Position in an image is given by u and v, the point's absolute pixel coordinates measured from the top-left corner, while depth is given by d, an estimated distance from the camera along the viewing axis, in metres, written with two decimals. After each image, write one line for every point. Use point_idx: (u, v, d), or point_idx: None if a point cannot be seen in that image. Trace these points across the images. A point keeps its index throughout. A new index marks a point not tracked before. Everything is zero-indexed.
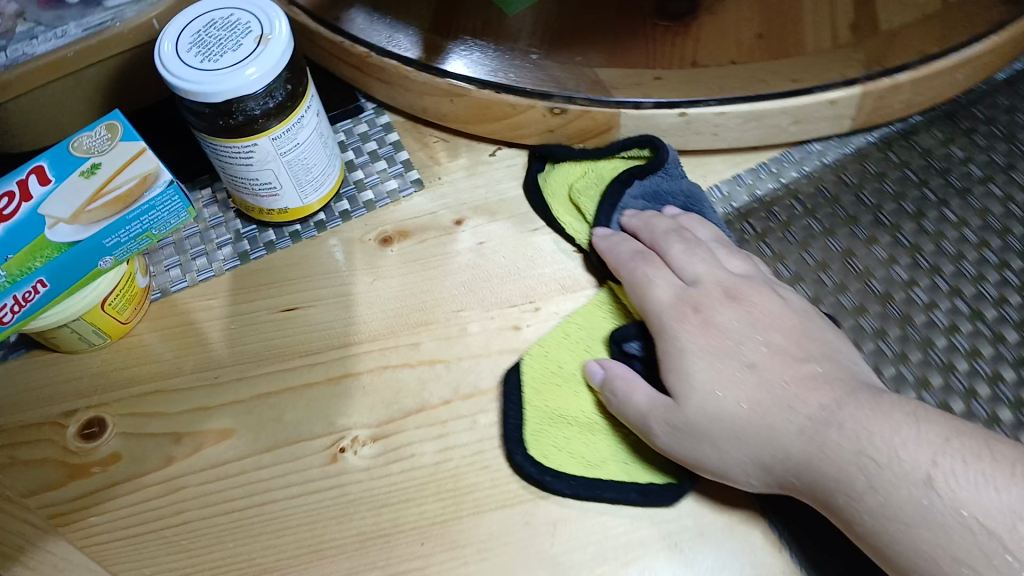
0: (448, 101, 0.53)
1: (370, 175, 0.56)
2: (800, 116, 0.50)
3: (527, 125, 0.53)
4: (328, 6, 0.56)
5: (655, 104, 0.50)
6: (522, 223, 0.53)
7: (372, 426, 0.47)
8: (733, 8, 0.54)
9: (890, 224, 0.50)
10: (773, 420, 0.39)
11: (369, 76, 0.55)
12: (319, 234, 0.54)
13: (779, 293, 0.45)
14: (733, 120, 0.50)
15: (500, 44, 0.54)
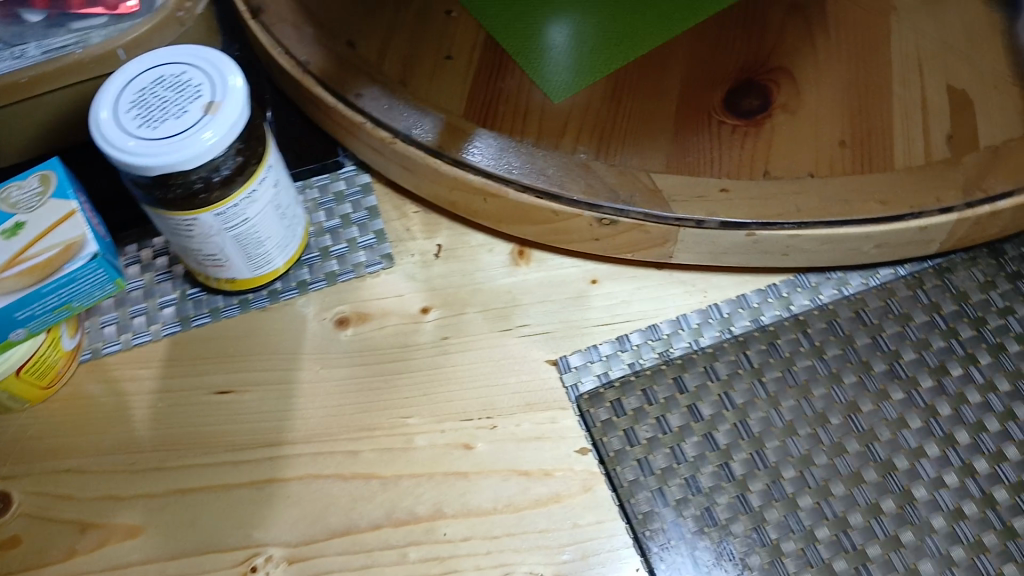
0: (481, 200, 0.47)
1: (338, 243, 0.51)
2: (883, 241, 0.45)
3: (572, 233, 0.47)
4: (341, 75, 0.49)
5: (722, 223, 0.45)
6: (495, 320, 0.49)
7: (291, 545, 0.42)
8: (812, 111, 0.48)
9: (907, 377, 0.46)
10: None
11: (389, 159, 0.49)
12: (272, 305, 0.50)
13: None
14: (806, 243, 0.45)
15: (540, 142, 0.48)
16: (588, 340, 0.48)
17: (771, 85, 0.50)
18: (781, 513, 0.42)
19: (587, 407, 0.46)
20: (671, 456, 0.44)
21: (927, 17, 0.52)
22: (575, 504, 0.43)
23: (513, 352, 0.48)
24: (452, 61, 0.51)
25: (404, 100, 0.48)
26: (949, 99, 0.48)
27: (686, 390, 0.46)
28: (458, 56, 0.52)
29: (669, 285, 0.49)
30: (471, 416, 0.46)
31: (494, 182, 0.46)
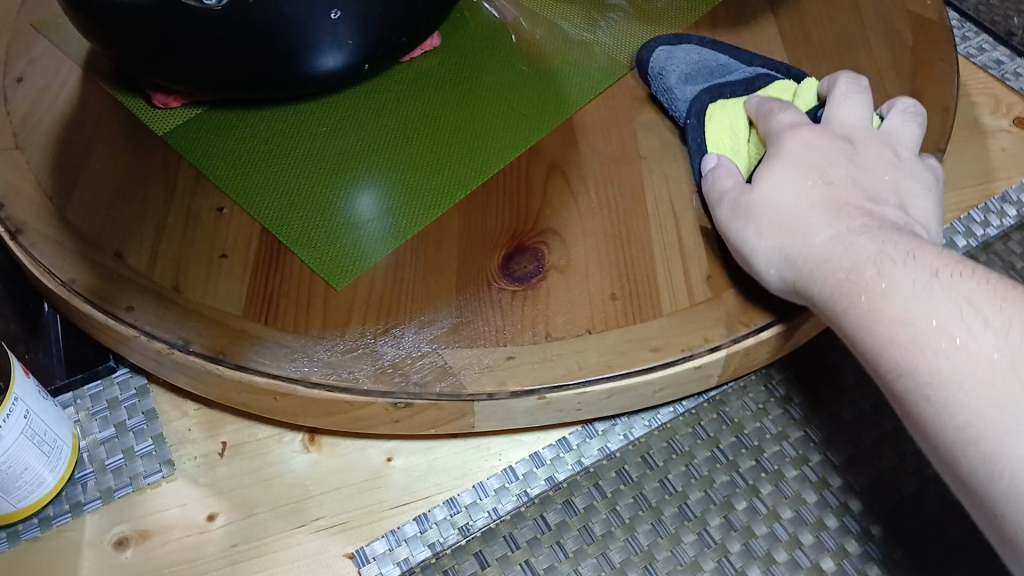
0: (273, 399, 0.46)
1: (114, 453, 0.49)
2: (662, 384, 0.48)
3: (369, 419, 0.47)
4: (109, 290, 0.48)
5: (511, 393, 0.46)
6: (288, 516, 0.47)
7: None
8: (580, 265, 0.50)
9: (696, 516, 0.46)
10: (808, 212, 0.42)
11: (172, 368, 0.47)
12: (43, 532, 0.47)
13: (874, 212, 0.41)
14: (595, 396, 0.47)
15: (325, 332, 0.47)
16: (390, 523, 0.47)
17: (542, 247, 0.51)
18: None
19: None
20: None
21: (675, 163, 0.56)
22: None
23: (308, 550, 0.46)
24: (227, 259, 0.50)
25: (178, 312, 0.47)
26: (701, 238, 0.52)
27: (489, 565, 0.45)
28: (232, 252, 0.50)
29: (466, 453, 0.49)
30: None
31: (285, 383, 0.45)
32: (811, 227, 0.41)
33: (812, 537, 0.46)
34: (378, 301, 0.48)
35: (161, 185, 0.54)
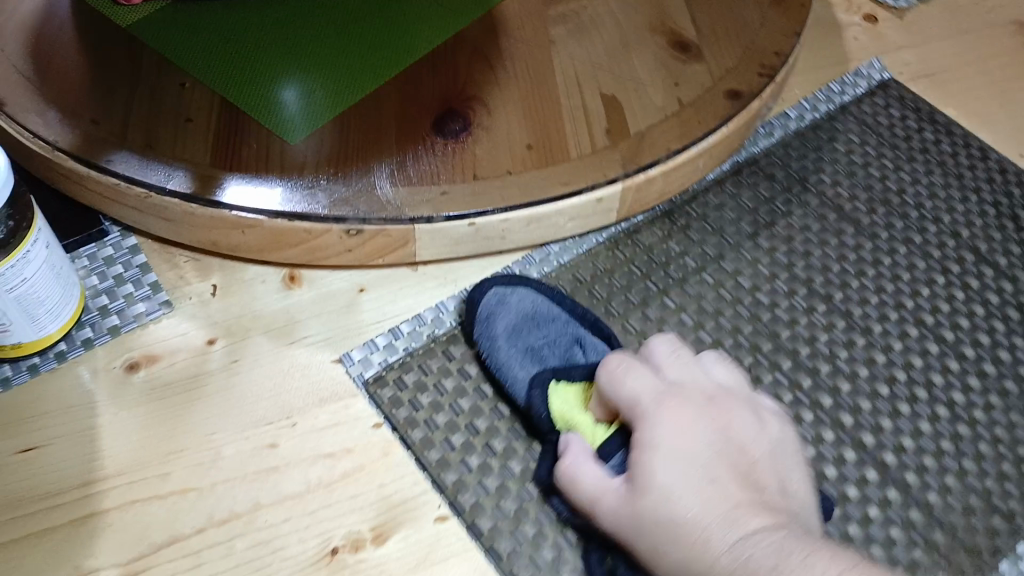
0: (240, 233, 0.54)
1: (115, 299, 0.55)
2: (574, 214, 0.56)
3: (325, 249, 0.55)
4: (92, 147, 0.55)
5: (447, 217, 0.54)
6: (280, 335, 0.55)
7: (121, 565, 0.45)
8: (502, 123, 0.59)
9: (619, 315, 0.57)
10: (696, 517, 0.39)
11: (148, 214, 0.55)
12: (60, 365, 0.52)
13: (754, 414, 0.45)
14: (517, 224, 0.55)
15: (287, 175, 0.55)
16: (362, 338, 0.55)
17: (468, 111, 0.60)
18: (546, 436, 0.51)
19: (374, 389, 0.52)
20: (452, 413, 0.52)
21: (576, 45, 0.65)
22: (373, 472, 0.49)
23: (301, 359, 0.54)
24: (192, 122, 0.57)
25: (153, 161, 0.54)
26: (602, 103, 0.61)
27: (455, 358, 0.54)
28: (196, 117, 0.58)
29: (425, 281, 0.58)
30: (272, 420, 0.51)
31: (249, 215, 0.53)
32: (696, 481, 0.41)
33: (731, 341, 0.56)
34: (329, 153, 0.57)
35: (126, 67, 0.61)
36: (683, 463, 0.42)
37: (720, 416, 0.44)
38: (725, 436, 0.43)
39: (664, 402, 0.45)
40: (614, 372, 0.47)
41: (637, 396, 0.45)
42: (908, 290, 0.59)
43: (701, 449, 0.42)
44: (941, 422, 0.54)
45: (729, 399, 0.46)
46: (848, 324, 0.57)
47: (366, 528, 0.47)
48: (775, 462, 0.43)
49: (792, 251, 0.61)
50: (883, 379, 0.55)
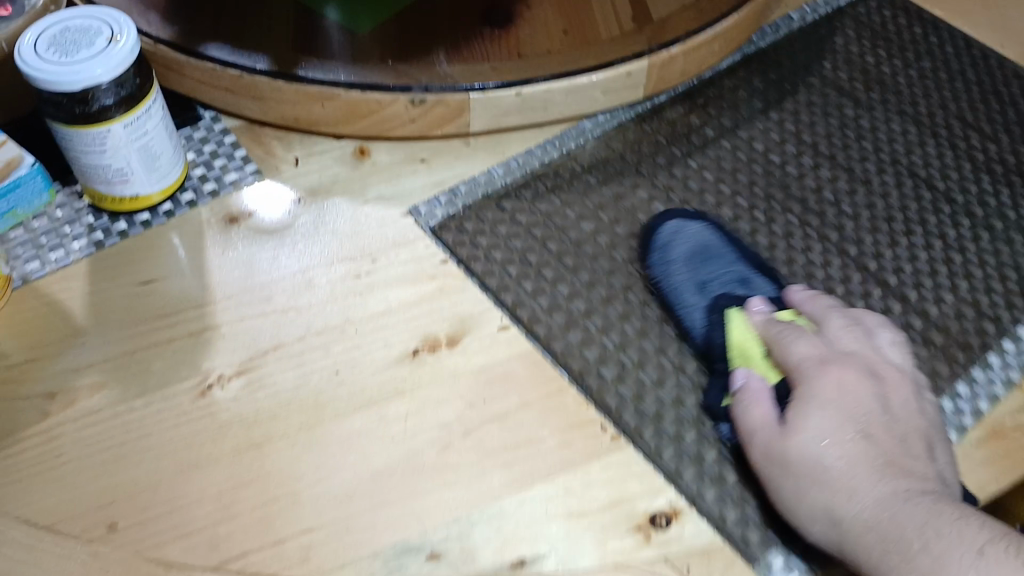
0: (320, 106, 0.63)
1: (211, 169, 0.64)
2: (607, 87, 0.65)
3: (392, 119, 0.63)
4: (192, 40, 0.64)
5: (496, 87, 0.63)
6: (355, 197, 0.63)
7: (235, 364, 0.54)
8: (539, 18, 0.70)
9: (648, 174, 0.65)
10: (854, 475, 0.45)
11: (240, 95, 0.63)
12: (169, 221, 0.61)
13: (881, 372, 0.50)
14: (557, 95, 0.64)
15: (359, 60, 0.65)
16: (425, 194, 0.63)
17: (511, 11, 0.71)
18: (588, 267, 0.59)
19: (441, 233, 0.61)
20: (507, 250, 0.60)
21: None
22: (441, 295, 0.58)
23: (371, 215, 0.62)
24: (277, 23, 0.68)
25: (248, 50, 0.64)
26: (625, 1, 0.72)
27: (507, 210, 0.62)
28: (281, 19, 0.68)
29: (475, 153, 0.66)
30: (354, 257, 0.60)
31: (329, 89, 0.62)
32: (840, 497, 0.44)
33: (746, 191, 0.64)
34: (394, 45, 0.67)
35: None
36: (845, 397, 0.48)
37: (902, 391, 0.50)
38: (893, 418, 0.48)
39: (833, 363, 0.50)
40: (822, 325, 0.53)
41: (804, 353, 0.51)
42: (902, 150, 0.67)
43: (873, 411, 0.48)
44: (935, 250, 0.60)
45: (899, 374, 0.50)
46: (849, 176, 0.65)
47: (442, 334, 0.56)
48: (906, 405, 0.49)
49: (800, 122, 0.69)
50: (882, 219, 0.62)
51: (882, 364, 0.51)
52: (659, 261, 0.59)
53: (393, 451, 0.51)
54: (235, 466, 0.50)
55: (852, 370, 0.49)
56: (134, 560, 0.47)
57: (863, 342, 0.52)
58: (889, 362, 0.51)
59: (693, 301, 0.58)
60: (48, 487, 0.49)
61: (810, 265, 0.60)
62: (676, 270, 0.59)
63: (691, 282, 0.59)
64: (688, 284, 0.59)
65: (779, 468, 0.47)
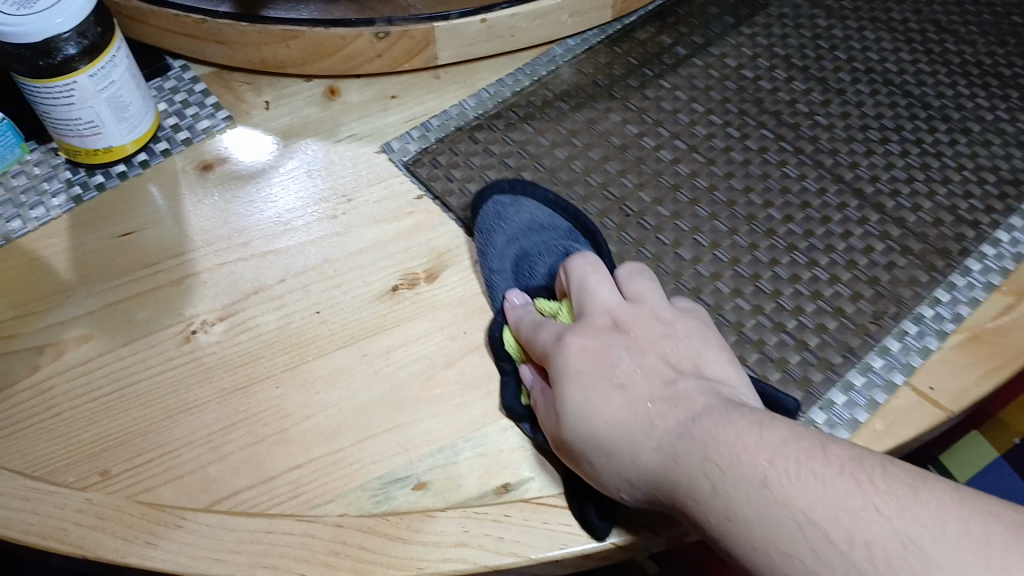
0: (285, 46, 0.62)
1: (183, 118, 0.64)
2: (573, 9, 0.65)
3: (359, 55, 0.63)
4: None
5: (460, 15, 0.63)
6: (327, 137, 0.63)
7: (219, 309, 0.55)
8: None
9: (621, 97, 0.64)
10: (635, 432, 0.42)
11: (205, 41, 0.63)
12: (144, 171, 0.61)
13: (674, 326, 0.48)
14: (524, 20, 0.64)
15: None
16: (400, 130, 0.63)
17: None
18: (562, 192, 0.59)
19: (414, 168, 0.61)
20: (482, 182, 0.60)
21: None
22: (418, 231, 0.58)
23: (346, 154, 0.62)
24: None
25: None
26: None
27: (480, 141, 0.62)
28: None
29: (448, 86, 0.66)
30: (328, 199, 0.60)
31: (293, 27, 0.61)
32: (638, 439, 0.42)
33: (720, 108, 0.64)
34: None
35: None
36: (622, 361, 0.45)
37: (659, 330, 0.47)
38: (651, 349, 0.46)
39: (573, 331, 0.47)
40: (602, 308, 0.48)
41: (572, 339, 0.47)
42: (875, 59, 0.67)
43: (643, 363, 0.45)
44: (910, 157, 0.61)
45: (678, 330, 0.47)
46: (824, 88, 0.65)
47: (420, 269, 0.57)
48: (683, 322, 0.48)
49: (772, 37, 0.69)
50: (857, 129, 0.63)
51: (645, 308, 0.48)
52: (489, 215, 0.57)
53: (376, 385, 0.52)
54: (223, 406, 0.51)
55: (629, 326, 0.47)
56: (126, 504, 0.47)
57: (642, 305, 0.49)
58: (662, 327, 0.47)
59: (507, 276, 0.55)
60: (43, 437, 0.50)
61: (786, 179, 0.60)
62: (501, 230, 0.56)
63: (510, 242, 0.56)
64: (504, 251, 0.55)
65: (589, 457, 0.44)
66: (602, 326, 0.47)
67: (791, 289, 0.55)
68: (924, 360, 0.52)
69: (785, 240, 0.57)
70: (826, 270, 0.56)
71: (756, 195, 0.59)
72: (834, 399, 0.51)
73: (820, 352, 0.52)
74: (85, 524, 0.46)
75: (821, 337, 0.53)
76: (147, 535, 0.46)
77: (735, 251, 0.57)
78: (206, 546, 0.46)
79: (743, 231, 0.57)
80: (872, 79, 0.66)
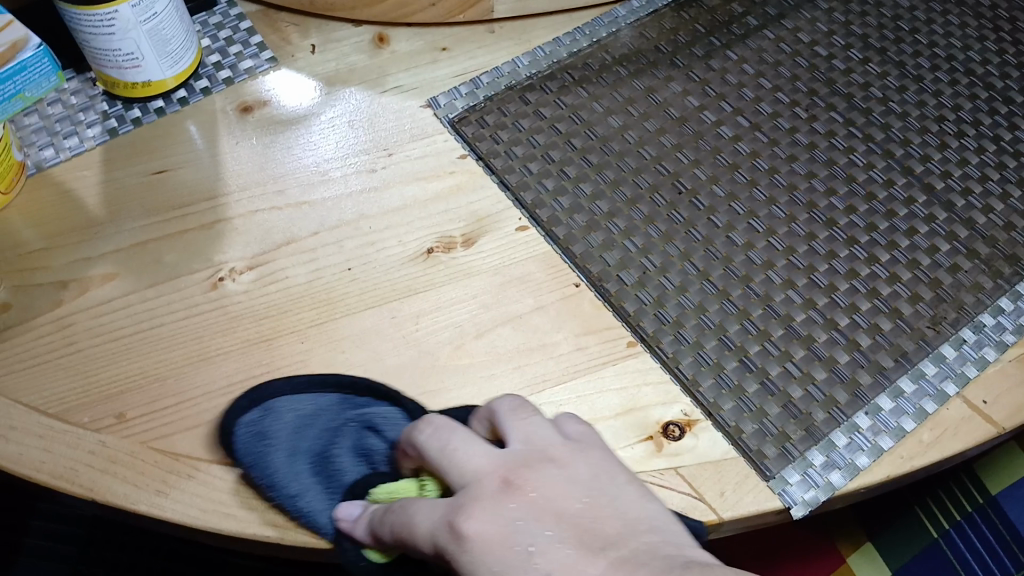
0: None
1: (227, 57, 0.62)
2: None
3: (411, 3, 0.61)
4: None
5: None
6: (372, 86, 0.60)
7: (247, 258, 0.53)
8: None
9: (684, 66, 0.61)
10: None
11: None
12: (183, 109, 0.60)
13: (558, 475, 0.39)
14: None
15: None
16: (448, 85, 0.60)
17: None
18: (613, 163, 0.56)
19: (459, 126, 0.58)
20: (528, 146, 0.57)
21: None
22: (458, 192, 0.56)
23: (390, 105, 0.59)
24: None
25: None
26: None
27: (531, 102, 0.59)
28: None
29: (502, 42, 0.63)
30: (369, 152, 0.57)
31: None
32: None
33: (788, 86, 0.60)
34: None
35: None
36: (533, 542, 0.36)
37: (552, 483, 0.38)
38: (645, 520, 0.37)
39: (461, 512, 0.37)
40: (513, 460, 0.39)
41: (469, 524, 0.36)
42: (960, 45, 0.63)
43: (557, 528, 0.37)
44: (987, 154, 0.57)
45: (575, 475, 0.39)
46: (901, 73, 0.61)
47: (457, 233, 0.54)
48: (540, 479, 0.38)
49: (850, 14, 0.65)
50: (933, 119, 0.59)
51: (530, 456, 0.39)
52: (246, 441, 0.46)
53: (404, 351, 0.50)
54: (244, 359, 0.50)
55: (526, 488, 0.38)
56: (139, 450, 0.46)
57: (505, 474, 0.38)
58: (549, 472, 0.39)
59: (313, 499, 0.44)
60: (60, 374, 0.49)
61: (852, 166, 0.57)
62: (270, 451, 0.45)
63: (292, 456, 0.46)
64: (292, 470, 0.45)
65: None
66: (506, 492, 0.37)
67: (847, 285, 0.52)
68: (980, 371, 0.49)
69: (846, 231, 0.54)
70: (887, 268, 0.53)
71: (818, 181, 0.56)
72: (883, 404, 0.48)
73: (871, 354, 0.49)
74: (96, 467, 0.45)
75: (874, 337, 0.50)
76: (159, 484, 0.45)
77: (791, 239, 0.53)
78: (218, 499, 0.45)
79: (802, 218, 0.54)
80: (954, 67, 0.62)
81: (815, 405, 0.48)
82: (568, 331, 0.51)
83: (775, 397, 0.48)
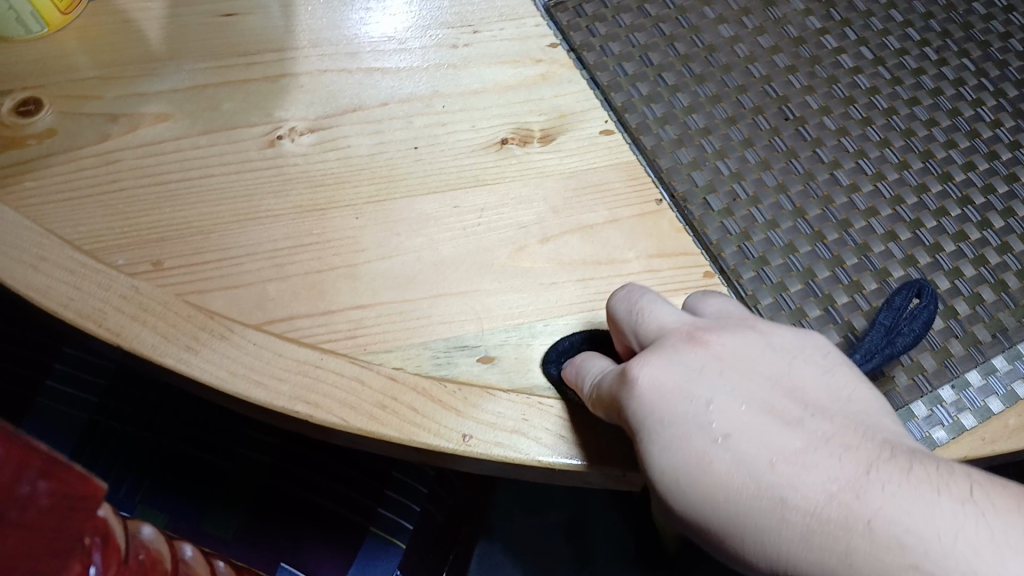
0: None
1: None
2: None
3: None
4: None
5: None
6: None
7: (309, 119, 0.50)
8: None
9: None
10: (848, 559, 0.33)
11: None
12: None
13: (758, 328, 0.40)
14: None
15: None
16: None
17: None
18: (718, 75, 0.52)
19: (555, 13, 0.54)
20: (626, 44, 0.53)
21: None
22: (542, 82, 0.51)
23: None
24: None
25: None
26: None
27: None
28: None
29: None
30: (453, 25, 0.53)
31: None
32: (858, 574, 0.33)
33: (921, 23, 0.55)
34: None
35: None
36: (741, 403, 0.38)
37: (738, 338, 0.40)
38: (742, 379, 0.39)
39: (642, 359, 0.39)
40: (694, 455, 0.37)
41: (642, 370, 0.39)
42: None
43: (670, 405, 0.38)
44: None
45: (725, 359, 0.39)
46: None
47: (535, 127, 0.50)
48: (740, 336, 0.40)
49: None
50: None
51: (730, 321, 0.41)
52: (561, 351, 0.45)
53: (462, 245, 0.46)
54: (295, 226, 0.46)
55: (712, 344, 0.40)
56: (172, 301, 0.43)
57: (727, 436, 0.37)
58: (730, 391, 0.38)
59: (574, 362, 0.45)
60: (99, 212, 0.46)
61: (977, 120, 0.51)
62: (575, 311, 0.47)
63: None
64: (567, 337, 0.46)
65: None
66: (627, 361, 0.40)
67: (953, 247, 0.48)
68: None
69: (961, 189, 0.49)
70: (999, 235, 0.48)
71: (938, 130, 0.51)
72: (971, 380, 0.44)
73: (968, 325, 0.45)
74: (126, 312, 0.43)
75: (974, 307, 0.46)
76: (189, 339, 0.42)
77: (900, 187, 0.49)
78: (249, 365, 0.42)
79: (915, 167, 0.50)
80: None
81: (899, 369, 0.44)
82: (633, 252, 0.47)
83: (857, 353, 0.44)
